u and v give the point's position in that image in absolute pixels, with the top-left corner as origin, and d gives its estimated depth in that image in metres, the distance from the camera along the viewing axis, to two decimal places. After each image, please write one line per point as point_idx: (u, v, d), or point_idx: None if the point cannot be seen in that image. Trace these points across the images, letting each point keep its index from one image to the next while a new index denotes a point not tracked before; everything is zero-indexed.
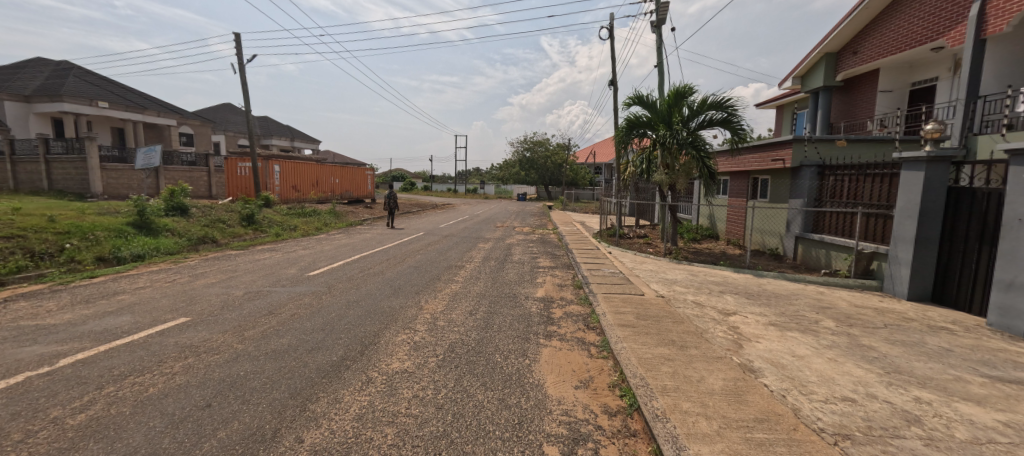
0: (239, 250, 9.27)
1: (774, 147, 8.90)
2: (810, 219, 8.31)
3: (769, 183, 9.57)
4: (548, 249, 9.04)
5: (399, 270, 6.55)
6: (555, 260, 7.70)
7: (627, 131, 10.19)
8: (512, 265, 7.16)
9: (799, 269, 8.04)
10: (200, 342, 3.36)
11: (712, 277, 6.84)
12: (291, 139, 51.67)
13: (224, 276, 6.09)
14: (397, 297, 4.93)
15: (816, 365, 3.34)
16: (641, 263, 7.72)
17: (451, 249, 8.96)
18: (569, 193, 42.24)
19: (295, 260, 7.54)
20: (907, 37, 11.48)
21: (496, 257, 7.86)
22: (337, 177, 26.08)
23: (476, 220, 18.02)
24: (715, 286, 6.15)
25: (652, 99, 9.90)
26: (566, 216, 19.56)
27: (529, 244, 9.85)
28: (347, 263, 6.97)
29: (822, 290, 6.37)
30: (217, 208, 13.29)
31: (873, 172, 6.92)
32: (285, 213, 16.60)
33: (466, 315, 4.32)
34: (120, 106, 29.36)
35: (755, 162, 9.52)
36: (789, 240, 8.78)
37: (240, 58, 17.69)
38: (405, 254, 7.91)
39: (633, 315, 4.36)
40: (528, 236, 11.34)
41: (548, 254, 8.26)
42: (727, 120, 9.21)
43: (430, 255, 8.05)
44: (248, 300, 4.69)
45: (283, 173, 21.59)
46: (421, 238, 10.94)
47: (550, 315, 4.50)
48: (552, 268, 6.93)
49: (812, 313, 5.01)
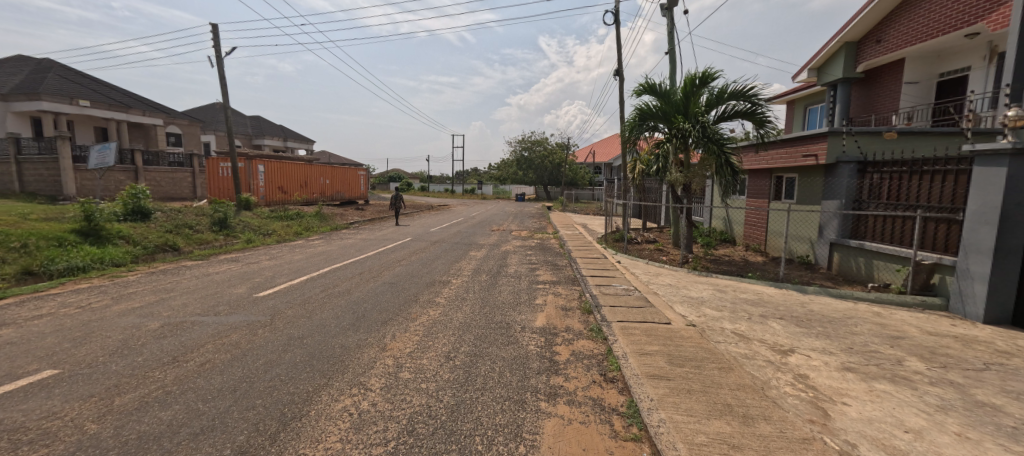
0: (198, 261, 8.14)
1: (805, 142, 7.84)
2: (848, 223, 7.26)
3: (797, 182, 8.52)
4: (548, 258, 7.94)
5: (369, 289, 5.41)
6: (556, 272, 6.62)
7: (638, 126, 9.11)
8: (506, 279, 6.08)
9: (838, 282, 6.95)
10: (34, 423, 2.25)
11: (744, 293, 5.76)
12: (284, 139, 50.54)
13: (154, 298, 4.97)
14: (356, 330, 3.84)
15: (950, 450, 2.24)
16: (656, 276, 6.62)
17: (438, 259, 7.83)
18: (568, 194, 41.09)
19: (253, 274, 6.42)
20: (939, 23, 10.42)
21: (487, 270, 6.73)
22: (326, 177, 24.95)
23: (472, 223, 16.95)
24: (751, 308, 5.06)
25: (664, 88, 8.83)
26: (566, 218, 18.44)
27: (527, 252, 8.72)
28: (309, 280, 5.84)
29: (879, 312, 5.30)
30: (186, 212, 12.15)
31: (932, 169, 5.84)
32: (265, 216, 15.45)
33: (440, 361, 3.19)
34: (102, 105, 28.12)
35: (783, 158, 8.45)
36: (823, 247, 7.73)
37: (218, 52, 16.54)
38: (381, 267, 6.78)
39: (665, 359, 3.26)
40: (527, 243, 10.21)
41: (549, 266, 7.16)
42: (752, 111, 8.15)
43: (412, 266, 6.94)
44: (157, 338, 3.57)
45: (267, 174, 20.41)
46: (406, 244, 9.86)
47: (553, 357, 3.38)
48: (553, 284, 5.81)
49: (885, 347, 3.92)
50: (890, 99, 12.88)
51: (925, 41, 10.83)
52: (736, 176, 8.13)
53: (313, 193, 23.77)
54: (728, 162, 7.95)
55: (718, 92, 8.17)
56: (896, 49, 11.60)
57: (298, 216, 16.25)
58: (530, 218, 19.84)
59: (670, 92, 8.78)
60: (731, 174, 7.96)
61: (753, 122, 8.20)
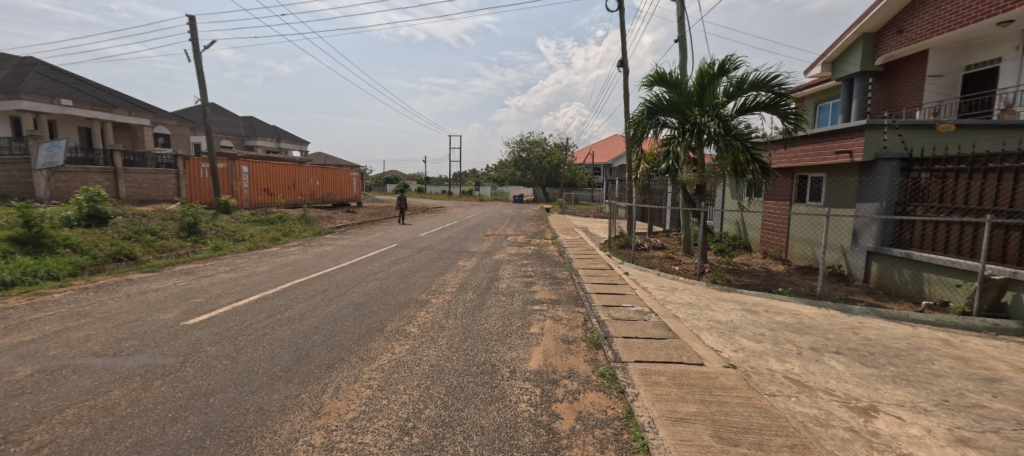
0: (148, 273, 7.11)
1: (837, 136, 6.94)
2: (889, 229, 6.35)
3: (824, 182, 7.61)
4: (546, 269, 7.00)
5: (328, 312, 4.43)
6: (555, 288, 5.69)
7: (646, 121, 8.12)
8: (496, 298, 5.12)
9: (882, 298, 5.98)
10: None
11: (780, 315, 4.83)
12: (278, 140, 49.55)
13: (54, 329, 3.96)
14: (289, 380, 2.85)
15: None
16: (672, 292, 5.66)
17: (421, 270, 6.85)
18: (568, 195, 40.20)
19: (199, 292, 5.43)
20: (965, 11, 9.41)
21: (475, 285, 5.76)
22: (315, 178, 23.93)
23: (467, 227, 15.98)
24: (795, 337, 4.10)
25: (676, 78, 7.84)
26: (565, 222, 17.48)
27: (523, 261, 7.74)
28: (258, 301, 4.85)
29: (949, 340, 4.34)
30: (151, 216, 11.13)
31: (1001, 167, 4.91)
32: (243, 219, 14.45)
33: (390, 438, 2.20)
34: (85, 104, 27.10)
35: (811, 155, 7.54)
36: (858, 255, 6.82)
37: (196, 46, 15.60)
38: (352, 283, 5.79)
39: (711, 432, 2.28)
40: (523, 250, 9.23)
41: (548, 280, 6.20)
42: (776, 103, 7.21)
43: (388, 281, 5.97)
44: (7, 396, 2.58)
45: (252, 175, 19.39)
46: (389, 252, 8.89)
47: (551, 426, 2.39)
48: (552, 306, 4.85)
49: (989, 398, 2.97)
50: (912, 93, 11.80)
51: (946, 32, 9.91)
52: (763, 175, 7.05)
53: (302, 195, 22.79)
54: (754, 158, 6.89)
55: (738, 81, 7.23)
56: (915, 40, 10.62)
57: (281, 219, 15.23)
58: (527, 221, 18.89)
59: (682, 83, 7.82)
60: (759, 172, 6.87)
61: (779, 114, 7.23)
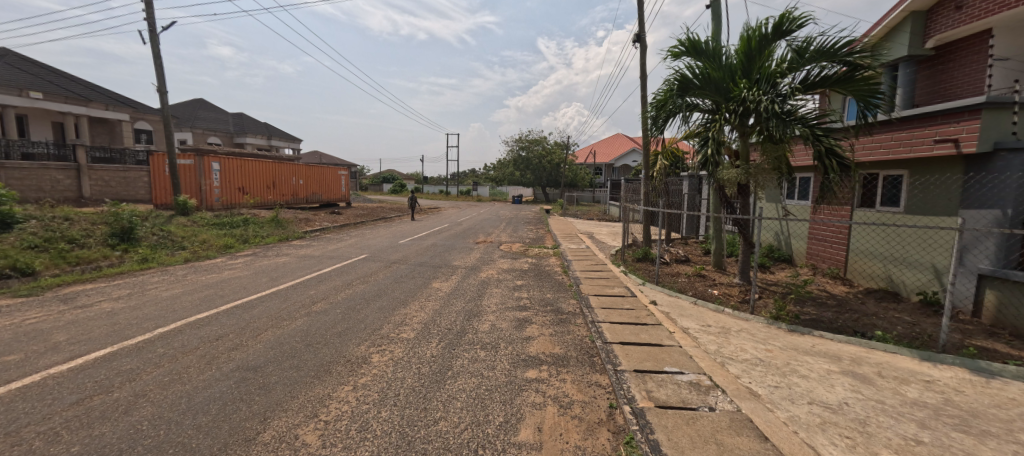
0: (19, 298, 5.30)
1: (932, 121, 5.25)
2: (1018, 246, 4.60)
3: (904, 182, 5.91)
4: (546, 297, 5.24)
5: (186, 393, 2.68)
6: (561, 331, 3.96)
7: (672, 101, 6.29)
8: (469, 354, 3.37)
9: (1019, 344, 4.20)
10: None
11: (910, 390, 3.08)
12: (269, 138, 47.82)
13: None
14: None
15: None
16: (727, 340, 3.92)
17: (380, 297, 5.12)
18: (569, 196, 38.46)
19: (32, 339, 3.64)
20: None
21: (444, 327, 4.03)
22: (297, 177, 22.23)
23: (459, 232, 14.24)
24: (978, 448, 2.35)
25: (713, 45, 5.97)
26: (568, 226, 15.84)
27: (516, 282, 5.99)
28: (96, 365, 3.07)
29: None
30: (77, 220, 9.43)
31: None
32: (202, 222, 12.75)
33: None
34: (57, 98, 25.15)
35: (898, 146, 5.76)
36: (964, 280, 5.08)
37: (153, 26, 13.89)
38: (267, 323, 4.03)
39: None
40: (517, 265, 7.47)
41: (550, 315, 4.46)
42: (850, 77, 5.33)
43: (322, 320, 4.20)
44: None
45: (224, 172, 17.53)
46: (353, 266, 7.16)
47: None
48: (555, 372, 3.09)
49: None
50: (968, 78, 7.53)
51: (985, 17, 6.75)
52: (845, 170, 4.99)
53: (283, 193, 21.06)
54: (829, 146, 4.91)
55: (798, 48, 5.41)
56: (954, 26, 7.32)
57: (247, 222, 13.45)
58: (525, 225, 17.09)
59: (722, 52, 5.95)
60: (842, 165, 4.80)
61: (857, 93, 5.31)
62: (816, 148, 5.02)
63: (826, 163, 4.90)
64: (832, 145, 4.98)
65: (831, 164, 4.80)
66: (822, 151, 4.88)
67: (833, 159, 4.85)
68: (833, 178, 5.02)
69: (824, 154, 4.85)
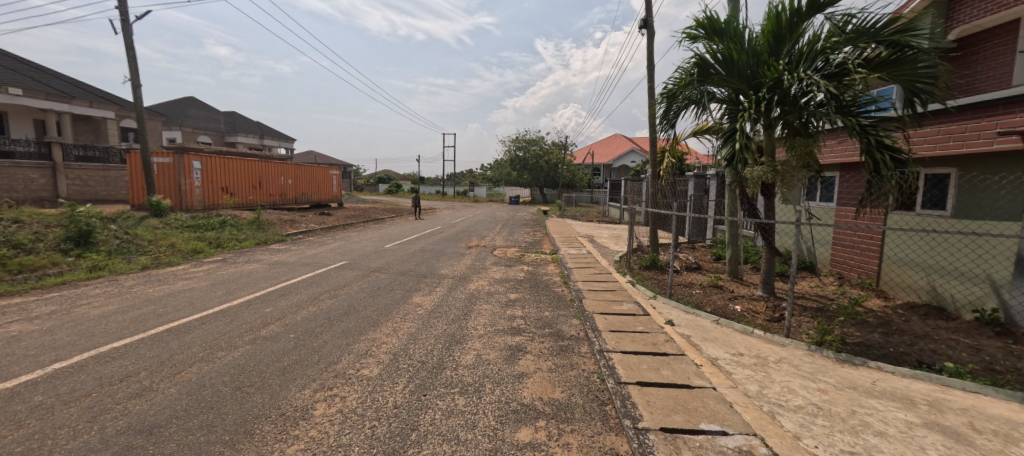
0: None
1: (992, 111, 4.51)
2: None
3: (953, 182, 5.18)
4: (545, 315, 4.45)
5: None
6: (563, 365, 3.18)
7: (687, 90, 5.53)
8: (443, 402, 2.57)
9: None
10: None
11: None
12: (261, 137, 46.81)
13: None
14: None
15: None
16: (768, 376, 3.15)
17: (350, 316, 4.35)
18: (567, 197, 37.82)
19: None
20: None
21: (418, 359, 3.26)
22: (286, 176, 21.39)
23: (452, 235, 13.48)
24: None
25: (736, 24, 5.17)
26: (568, 228, 15.11)
27: (510, 296, 5.22)
28: None
29: None
30: (29, 224, 8.56)
31: None
32: (176, 225, 11.87)
33: None
34: (37, 94, 23.96)
35: (949, 141, 4.99)
36: None
37: (126, 16, 13.05)
38: (195, 356, 3.22)
39: None
40: (512, 274, 6.71)
41: (549, 342, 3.67)
42: (898, 59, 4.47)
43: (267, 351, 3.38)
44: None
45: (206, 171, 16.64)
46: (328, 276, 6.35)
47: None
48: (555, 431, 2.31)
49: None
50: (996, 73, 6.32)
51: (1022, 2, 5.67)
52: (899, 166, 4.15)
53: (270, 194, 20.20)
54: (882, 137, 4.06)
55: (836, 25, 4.60)
56: (981, 16, 6.39)
57: (225, 224, 12.60)
58: (522, 227, 16.34)
59: (745, 33, 5.16)
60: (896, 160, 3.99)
61: (906, 78, 4.47)
62: (864, 141, 4.12)
63: (876, 157, 4.10)
64: (883, 136, 4.13)
65: (882, 158, 4.01)
66: (870, 143, 4.08)
67: (885, 152, 4.08)
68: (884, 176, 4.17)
69: (874, 147, 4.07)
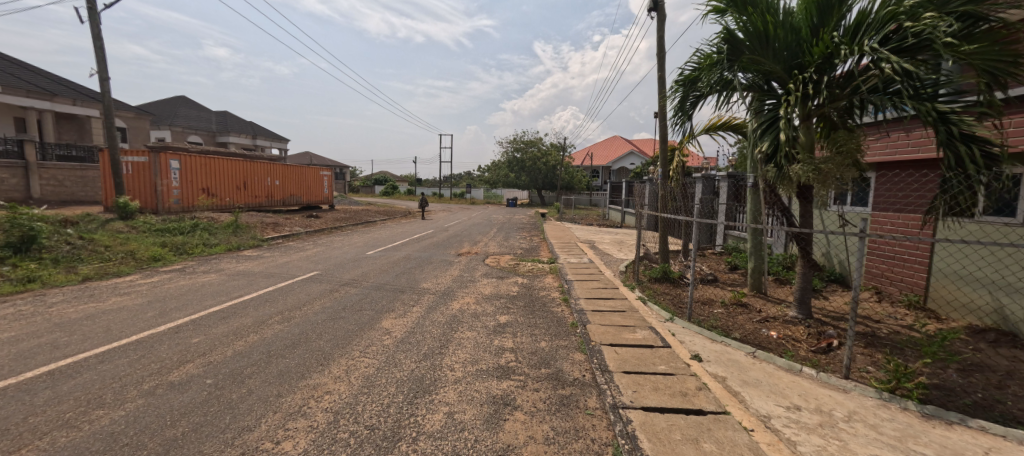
0: None
1: None
2: None
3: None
4: (540, 348, 3.57)
5: None
6: (565, 431, 2.31)
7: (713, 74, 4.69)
8: None
9: None
10: None
11: None
12: (254, 137, 45.82)
13: None
14: None
15: None
16: (846, 448, 2.27)
17: (298, 349, 3.46)
18: (566, 199, 37.01)
19: None
20: None
21: (365, 421, 2.37)
22: (273, 177, 20.50)
23: (444, 239, 12.60)
24: None
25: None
26: (567, 233, 14.30)
27: (500, 319, 4.36)
28: None
29: None
30: None
31: None
32: (143, 228, 10.93)
33: None
34: (16, 91, 22.89)
35: None
36: None
37: (93, 4, 12.14)
38: (57, 420, 2.33)
39: None
40: (504, 288, 5.84)
41: (546, 391, 2.79)
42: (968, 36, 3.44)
43: (163, 409, 2.47)
44: None
45: (185, 171, 15.72)
46: (290, 291, 5.44)
47: None
48: None
49: None
50: None
51: None
52: (989, 163, 3.23)
53: (256, 195, 19.31)
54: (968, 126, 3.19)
55: None
56: None
57: (198, 227, 11.69)
58: (519, 231, 15.49)
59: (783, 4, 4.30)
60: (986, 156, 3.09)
61: (981, 57, 3.26)
62: (941, 131, 3.25)
63: (960, 150, 3.21)
64: (969, 124, 3.23)
65: (969, 152, 3.12)
66: (950, 133, 3.21)
67: (972, 145, 3.19)
68: (969, 177, 3.25)
69: (956, 139, 3.19)
